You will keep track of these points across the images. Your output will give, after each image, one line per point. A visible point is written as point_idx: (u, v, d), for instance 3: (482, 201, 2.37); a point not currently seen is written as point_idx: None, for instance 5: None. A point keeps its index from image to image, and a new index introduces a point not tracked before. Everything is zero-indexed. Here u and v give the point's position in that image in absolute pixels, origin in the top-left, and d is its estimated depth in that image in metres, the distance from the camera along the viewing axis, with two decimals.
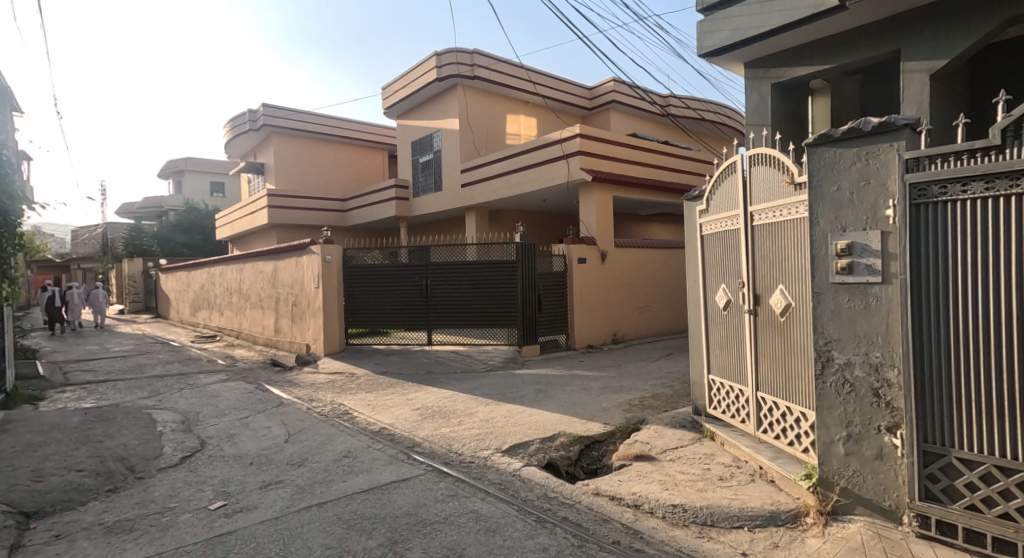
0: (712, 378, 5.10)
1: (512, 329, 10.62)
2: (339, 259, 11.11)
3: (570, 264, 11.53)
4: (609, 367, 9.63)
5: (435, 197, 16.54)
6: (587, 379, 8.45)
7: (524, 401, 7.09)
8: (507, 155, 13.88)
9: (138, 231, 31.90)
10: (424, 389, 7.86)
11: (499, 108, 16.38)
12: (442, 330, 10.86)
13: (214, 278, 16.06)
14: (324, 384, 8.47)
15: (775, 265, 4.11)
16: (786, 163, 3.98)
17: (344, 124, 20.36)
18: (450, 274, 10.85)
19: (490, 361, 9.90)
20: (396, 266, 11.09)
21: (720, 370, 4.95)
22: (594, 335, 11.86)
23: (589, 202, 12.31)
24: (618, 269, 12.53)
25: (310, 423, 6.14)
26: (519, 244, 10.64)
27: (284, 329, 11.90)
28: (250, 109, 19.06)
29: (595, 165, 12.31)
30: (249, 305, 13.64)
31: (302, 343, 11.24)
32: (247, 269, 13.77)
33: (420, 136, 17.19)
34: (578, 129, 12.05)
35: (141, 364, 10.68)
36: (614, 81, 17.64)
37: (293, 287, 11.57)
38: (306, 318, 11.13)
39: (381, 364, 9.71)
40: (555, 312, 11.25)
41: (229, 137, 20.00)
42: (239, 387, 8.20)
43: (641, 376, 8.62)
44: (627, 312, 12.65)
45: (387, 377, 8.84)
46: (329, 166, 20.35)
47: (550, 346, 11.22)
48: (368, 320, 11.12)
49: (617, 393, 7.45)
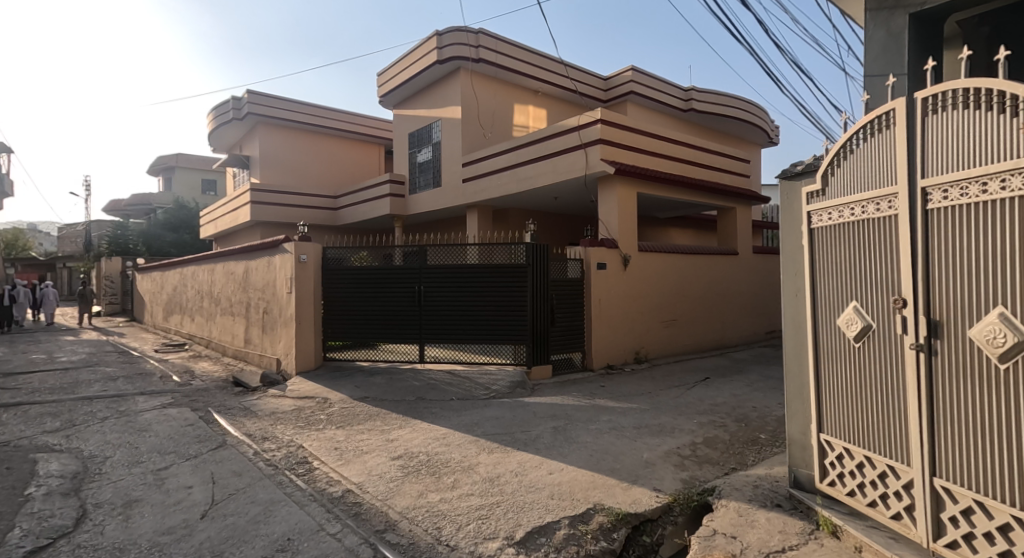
0: (825, 440, 3.49)
1: (520, 346, 9.00)
2: (318, 260, 9.49)
3: (587, 269, 9.87)
4: (637, 395, 7.98)
5: (434, 194, 14.96)
6: (615, 415, 6.78)
7: (540, 448, 5.43)
8: (515, 146, 12.29)
9: (123, 229, 30.15)
10: (411, 426, 6.20)
11: (507, 97, 14.81)
12: (436, 346, 9.24)
13: (186, 279, 14.41)
14: (286, 414, 6.78)
15: (982, 274, 2.56)
16: (1016, 101, 2.47)
17: (336, 115, 18.77)
18: (448, 280, 9.24)
19: (494, 386, 8.20)
20: (386, 268, 9.45)
21: (843, 429, 3.35)
22: (613, 353, 10.22)
23: (610, 199, 10.67)
24: (640, 276, 10.90)
25: (248, 479, 4.47)
26: (530, 245, 9.04)
27: (254, 340, 10.26)
28: (233, 96, 17.48)
29: (617, 156, 10.72)
30: (220, 311, 11.99)
31: (272, 358, 9.58)
32: (219, 270, 12.13)
33: (418, 128, 15.62)
34: (600, 114, 10.51)
35: (79, 380, 8.98)
36: (632, 70, 16.12)
37: (265, 292, 9.92)
38: (277, 329, 9.48)
39: (362, 388, 8.02)
40: (570, 326, 9.58)
41: (212, 127, 18.42)
42: (180, 416, 6.51)
43: (681, 411, 6.98)
44: (650, 325, 11.04)
45: (368, 407, 7.16)
46: (320, 161, 18.76)
47: (564, 365, 9.56)
48: (351, 332, 9.48)
49: (658, 438, 5.79)
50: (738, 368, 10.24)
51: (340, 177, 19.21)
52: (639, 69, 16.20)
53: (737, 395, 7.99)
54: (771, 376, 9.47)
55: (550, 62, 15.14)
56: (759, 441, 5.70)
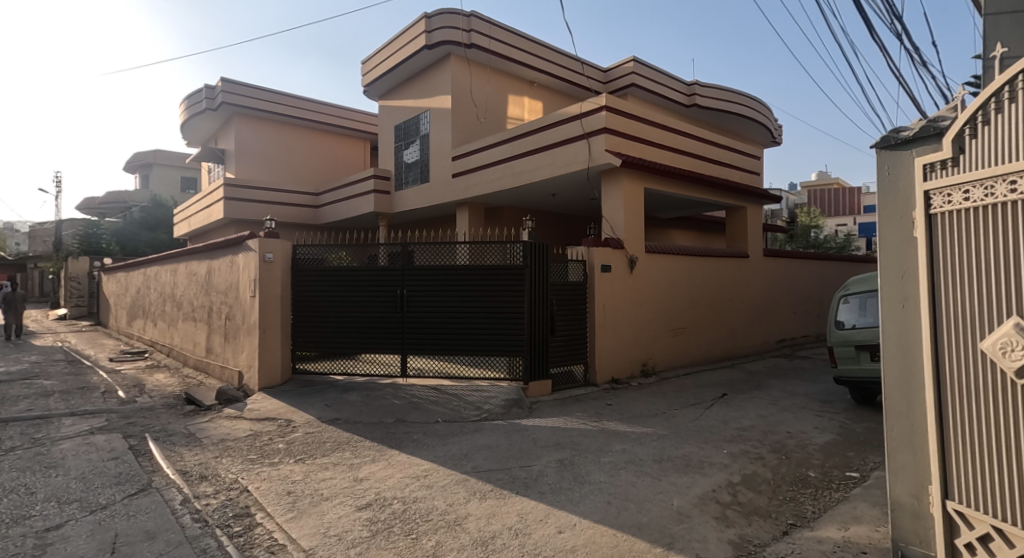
0: (953, 508, 2.61)
1: (515, 358, 7.98)
2: (286, 259, 8.39)
3: (591, 272, 8.85)
4: (651, 416, 6.97)
5: (421, 190, 13.92)
6: (630, 444, 5.75)
7: (545, 494, 4.38)
8: (510, 138, 11.31)
9: (95, 226, 28.61)
10: (387, 461, 5.12)
11: (500, 87, 13.79)
12: (420, 357, 8.19)
13: (150, 281, 13.20)
14: (238, 443, 5.65)
15: None
16: None
17: (319, 106, 17.65)
18: (435, 283, 8.20)
19: (486, 406, 7.13)
20: (365, 270, 8.39)
21: (971, 488, 2.54)
22: (619, 365, 9.20)
23: (615, 195, 9.68)
24: (648, 280, 9.91)
25: (162, 547, 3.37)
26: (527, 244, 8.03)
27: (216, 350, 9.10)
28: (207, 85, 16.30)
29: (623, 147, 9.73)
30: (182, 316, 10.79)
31: (233, 371, 8.42)
32: (182, 270, 10.94)
33: (405, 119, 14.57)
34: (605, 101, 9.53)
35: (7, 396, 7.75)
36: (633, 61, 15.24)
37: (227, 295, 8.78)
38: (239, 338, 8.33)
39: (333, 407, 6.91)
40: (571, 335, 8.56)
41: (184, 118, 17.17)
42: (106, 445, 5.36)
43: (705, 439, 5.97)
44: (658, 334, 10.06)
45: (338, 432, 6.06)
46: (301, 156, 17.64)
47: (565, 380, 8.53)
48: (325, 343, 8.37)
49: (688, 479, 4.75)
50: (755, 383, 9.26)
51: (323, 173, 18.09)
52: (642, 61, 15.30)
53: (765, 417, 6.99)
54: (795, 392, 8.50)
55: (546, 51, 14.18)
56: (809, 481, 4.68)
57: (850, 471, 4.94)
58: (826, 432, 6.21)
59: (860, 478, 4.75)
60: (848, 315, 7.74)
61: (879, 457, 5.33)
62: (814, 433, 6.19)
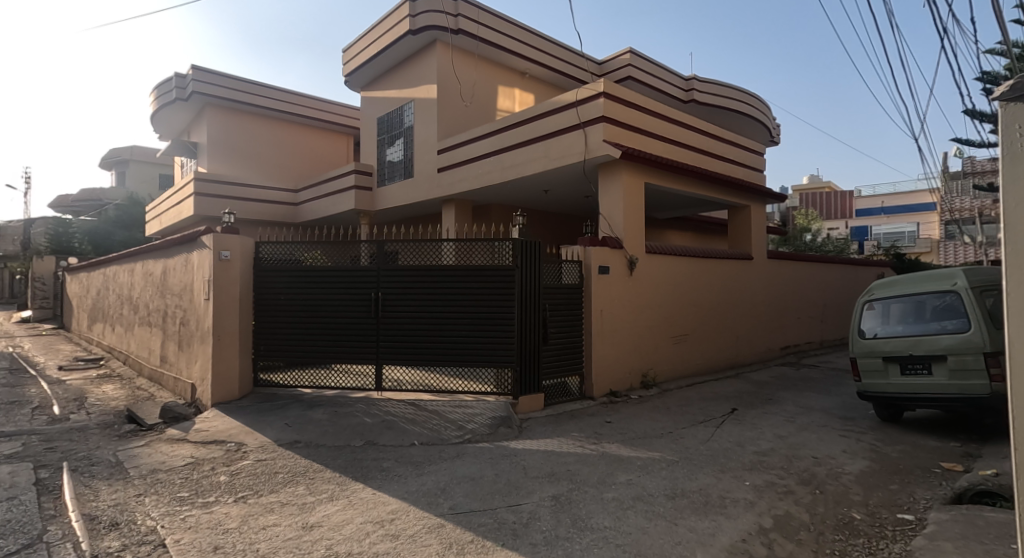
0: None
1: (504, 370, 7.15)
2: (247, 257, 7.47)
3: (587, 274, 8.05)
4: (657, 438, 6.16)
5: (405, 186, 13.06)
6: (636, 475, 4.94)
7: (538, 548, 3.54)
8: (499, 129, 10.48)
9: (65, 225, 27.23)
10: (347, 500, 4.25)
11: (490, 77, 12.98)
12: (398, 369, 7.34)
13: (109, 282, 12.17)
14: (172, 474, 4.74)
15: None
16: None
17: (298, 98, 16.69)
18: (415, 284, 7.35)
19: (470, 425, 6.27)
20: (337, 271, 7.51)
21: None
22: (618, 376, 8.39)
23: (614, 189, 8.87)
24: (649, 282, 9.14)
25: None
26: (518, 242, 7.22)
27: (170, 359, 8.14)
28: (177, 73, 15.29)
29: (622, 138, 8.95)
30: (137, 321, 9.80)
31: (186, 384, 7.46)
32: (138, 271, 9.95)
33: (389, 111, 13.70)
34: (603, 87, 8.74)
35: None
36: (629, 53, 14.51)
37: (182, 298, 7.83)
38: (193, 346, 7.37)
39: (293, 427, 6.01)
40: (566, 344, 7.73)
41: (153, 109, 16.15)
42: (7, 480, 4.43)
43: (721, 468, 5.17)
44: (658, 342, 9.26)
45: (295, 460, 5.18)
46: (279, 150, 16.71)
47: (559, 393, 7.69)
48: (292, 352, 7.48)
49: (710, 523, 3.93)
50: (765, 396, 8.49)
51: (302, 169, 17.17)
52: (638, 53, 14.56)
53: (784, 437, 6.22)
54: (810, 407, 7.74)
55: (539, 41, 13.42)
56: (856, 527, 3.88)
57: (901, 511, 4.15)
58: (858, 458, 5.43)
59: (917, 522, 3.95)
60: (873, 324, 6.96)
61: (929, 491, 4.56)
62: (844, 459, 5.41)
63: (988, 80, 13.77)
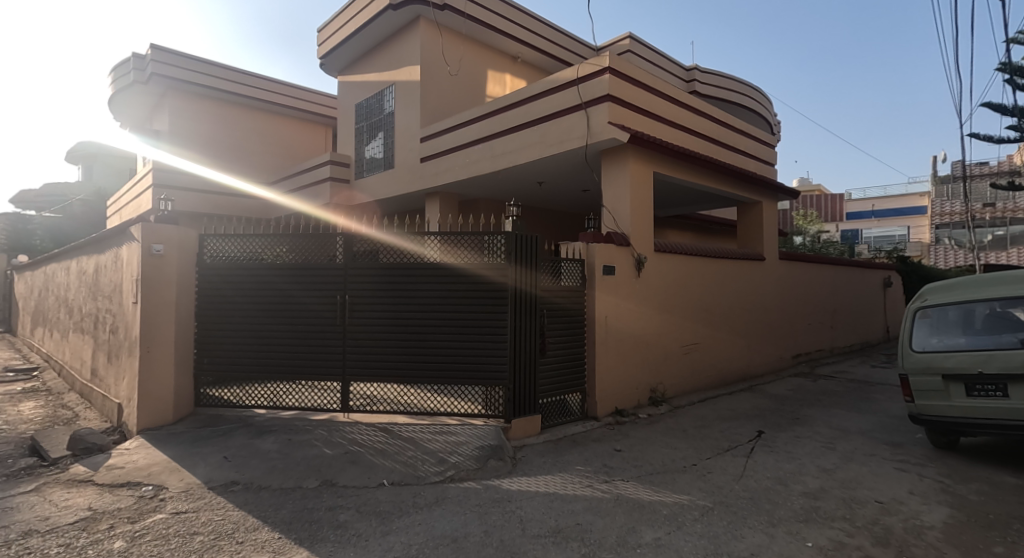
0: None
1: (494, 388, 6.05)
2: (188, 252, 6.27)
3: (591, 274, 6.97)
4: (679, 474, 5.08)
5: (385, 179, 11.89)
6: (665, 532, 3.87)
7: None
8: (489, 113, 9.39)
9: (28, 221, 25.56)
10: None
11: (478, 60, 11.87)
12: (368, 386, 6.20)
13: (48, 282, 10.82)
14: (53, 537, 3.57)
15: None
16: None
17: (270, 84, 15.43)
18: (390, 286, 6.21)
19: (453, 458, 5.14)
20: (298, 270, 6.34)
21: None
22: (624, 392, 7.31)
23: (620, 178, 7.80)
24: (657, 285, 8.09)
25: None
26: (512, 235, 6.13)
27: (100, 372, 6.88)
28: (135, 53, 13.95)
29: (629, 121, 7.89)
30: (72, 327, 8.50)
31: (113, 404, 6.21)
32: (74, 269, 8.66)
33: (368, 96, 12.52)
34: (608, 63, 7.68)
35: None
36: (628, 39, 13.49)
37: (112, 301, 6.59)
38: (121, 360, 6.14)
39: (233, 462, 4.82)
40: (566, 356, 6.63)
41: (110, 92, 14.76)
42: None
43: (770, 521, 4.10)
44: (667, 352, 8.20)
45: (225, 512, 4.01)
46: (250, 140, 15.50)
47: (557, 413, 6.57)
48: (242, 364, 6.28)
49: None
50: (791, 415, 7.45)
51: (275, 161, 15.96)
52: (637, 39, 13.54)
53: (831, 473, 5.18)
54: (846, 429, 6.72)
55: (531, 21, 12.33)
56: None
57: None
58: (933, 504, 4.40)
59: None
60: (927, 334, 5.97)
61: None
62: (917, 507, 4.37)
63: (1009, 71, 12.94)
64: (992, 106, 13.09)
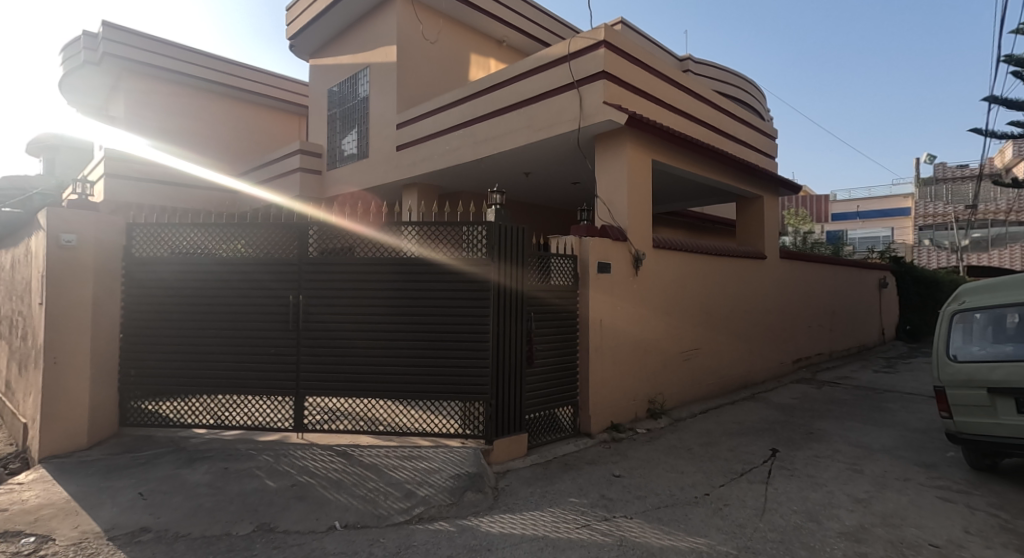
0: None
1: (474, 403, 5.20)
2: (112, 244, 5.33)
3: (585, 272, 6.16)
4: (691, 508, 4.28)
5: (358, 169, 10.97)
6: None
7: None
8: (471, 94, 8.54)
9: None
10: None
11: (460, 41, 11.01)
12: (327, 401, 5.32)
13: None
14: None
15: None
16: None
17: (237, 68, 14.40)
18: (355, 284, 5.31)
19: (421, 491, 4.28)
20: (246, 266, 5.42)
21: None
22: (620, 404, 6.51)
23: (617, 164, 6.99)
24: (656, 284, 7.30)
25: None
26: (496, 226, 5.29)
27: (12, 384, 5.88)
28: (86, 32, 12.82)
29: (626, 101, 7.10)
30: None
31: (20, 423, 5.26)
32: None
33: (341, 81, 11.58)
34: (603, 36, 6.87)
35: None
36: (619, 25, 12.71)
37: (24, 302, 5.62)
38: (29, 371, 5.19)
39: (148, 502, 3.91)
40: (556, 365, 5.80)
41: (60, 74, 13.59)
42: None
43: None
44: (666, 358, 7.42)
45: None
46: (216, 129, 14.47)
47: (546, 430, 5.75)
48: (178, 376, 5.35)
49: None
50: (804, 429, 6.71)
51: (243, 151, 14.93)
52: (629, 25, 12.76)
53: (866, 504, 4.42)
54: (868, 447, 5.99)
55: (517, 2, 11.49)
56: None
57: None
58: (998, 549, 3.66)
59: None
60: (965, 341, 5.25)
61: None
62: (981, 553, 3.62)
63: (1014, 64, 12.41)
64: (996, 101, 12.57)
